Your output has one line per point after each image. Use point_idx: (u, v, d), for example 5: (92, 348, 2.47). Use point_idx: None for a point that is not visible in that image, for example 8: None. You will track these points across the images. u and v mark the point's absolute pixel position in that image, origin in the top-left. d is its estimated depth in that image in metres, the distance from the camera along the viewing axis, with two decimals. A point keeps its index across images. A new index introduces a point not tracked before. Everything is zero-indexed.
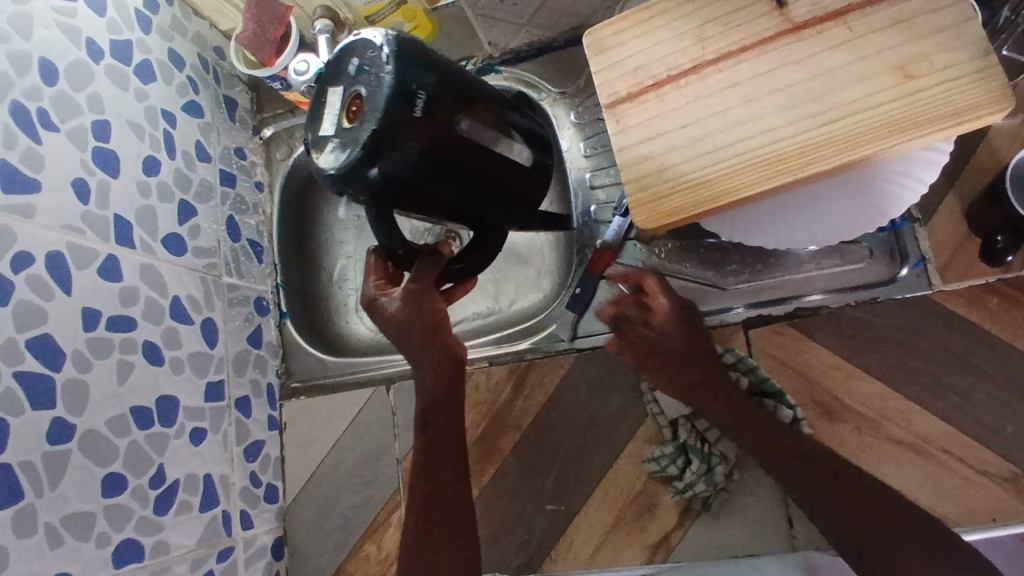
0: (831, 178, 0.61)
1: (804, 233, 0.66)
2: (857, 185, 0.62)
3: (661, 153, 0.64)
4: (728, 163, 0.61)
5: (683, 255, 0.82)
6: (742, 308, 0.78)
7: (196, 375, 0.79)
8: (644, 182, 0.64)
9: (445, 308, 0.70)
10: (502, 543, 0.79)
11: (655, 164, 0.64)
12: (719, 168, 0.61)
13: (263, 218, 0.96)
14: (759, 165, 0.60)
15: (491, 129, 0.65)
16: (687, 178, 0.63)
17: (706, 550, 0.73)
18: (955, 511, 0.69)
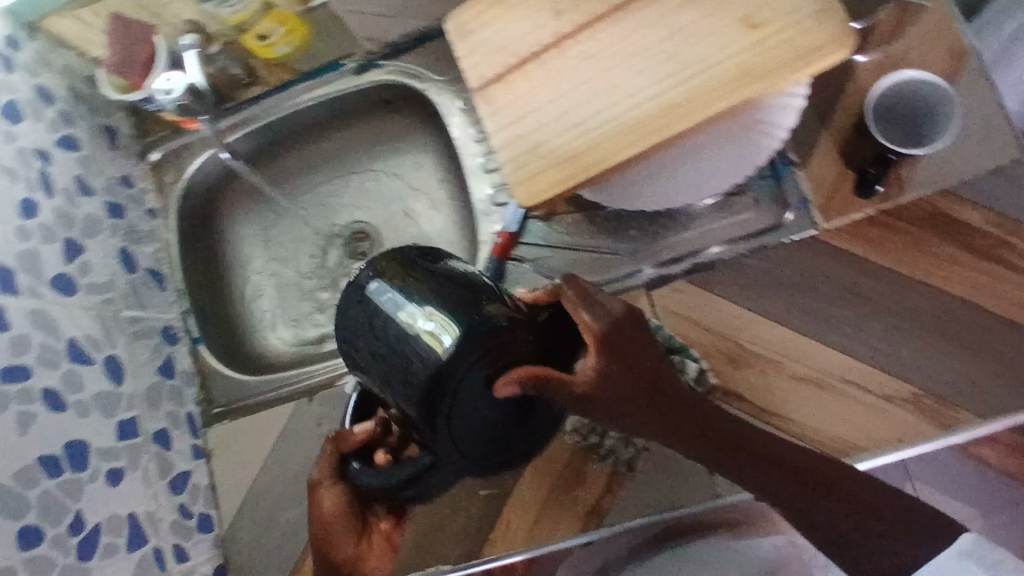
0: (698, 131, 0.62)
1: (685, 190, 0.67)
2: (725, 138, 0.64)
3: (534, 129, 0.64)
4: (598, 130, 0.62)
5: (584, 227, 0.84)
6: (650, 269, 0.81)
7: (105, 415, 0.77)
8: (521, 161, 0.64)
9: (330, 511, 0.63)
10: (443, 535, 0.79)
11: (529, 141, 0.64)
12: (590, 138, 0.62)
13: (161, 245, 0.94)
14: (627, 130, 0.61)
15: (435, 332, 0.49)
16: (562, 151, 0.63)
17: (637, 509, 0.75)
18: (863, 437, 0.72)
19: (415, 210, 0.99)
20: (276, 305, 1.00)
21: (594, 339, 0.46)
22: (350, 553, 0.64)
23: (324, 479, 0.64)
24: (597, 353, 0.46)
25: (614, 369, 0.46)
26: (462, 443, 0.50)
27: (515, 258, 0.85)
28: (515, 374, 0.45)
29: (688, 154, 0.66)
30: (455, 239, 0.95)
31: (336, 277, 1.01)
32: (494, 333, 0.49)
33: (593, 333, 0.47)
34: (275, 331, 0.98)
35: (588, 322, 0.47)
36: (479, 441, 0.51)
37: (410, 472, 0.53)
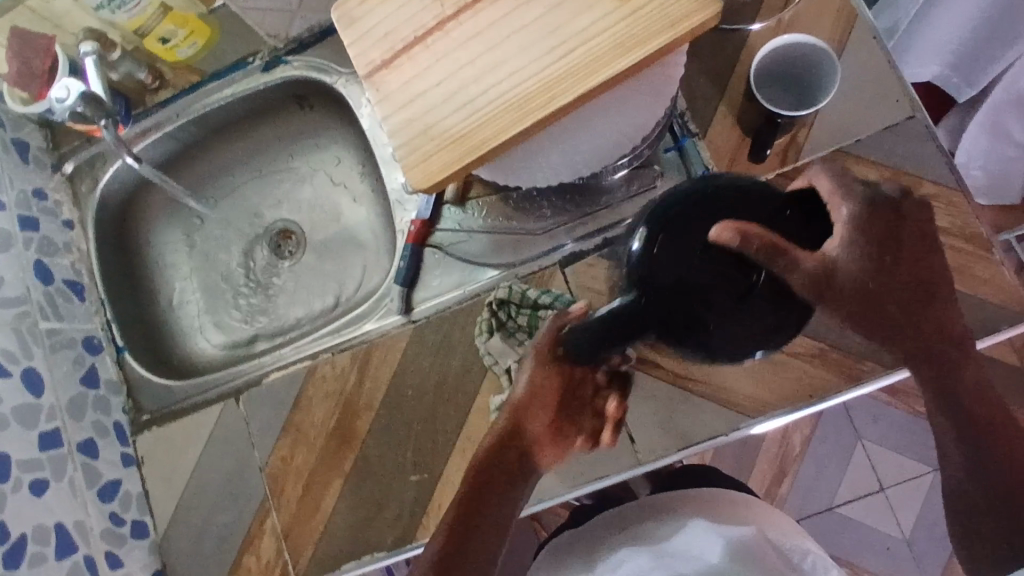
0: (582, 112, 0.65)
1: (570, 166, 0.71)
2: (608, 111, 0.66)
3: (423, 113, 0.65)
4: (483, 110, 0.63)
5: (498, 209, 0.85)
6: (570, 244, 0.82)
7: (24, 428, 0.76)
8: (414, 145, 0.65)
9: (548, 382, 0.63)
10: (376, 523, 0.80)
11: (419, 124, 0.65)
12: (476, 118, 0.63)
13: (78, 256, 0.93)
14: (513, 109, 0.62)
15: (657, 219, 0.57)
16: (452, 132, 0.63)
17: (561, 481, 0.77)
18: (775, 394, 0.75)
19: (338, 205, 1.00)
20: (202, 308, 0.99)
21: (859, 223, 0.57)
22: (539, 433, 0.64)
23: (550, 344, 0.62)
24: (871, 235, 0.57)
25: (847, 257, 0.56)
26: (721, 317, 0.56)
27: (432, 245, 0.86)
28: (759, 236, 0.52)
29: (579, 133, 0.67)
30: (377, 230, 0.96)
31: (262, 278, 1.01)
32: (737, 201, 0.57)
33: (870, 217, 0.57)
34: (205, 335, 0.98)
35: (845, 216, 0.57)
36: (744, 316, 0.56)
37: (609, 316, 0.55)
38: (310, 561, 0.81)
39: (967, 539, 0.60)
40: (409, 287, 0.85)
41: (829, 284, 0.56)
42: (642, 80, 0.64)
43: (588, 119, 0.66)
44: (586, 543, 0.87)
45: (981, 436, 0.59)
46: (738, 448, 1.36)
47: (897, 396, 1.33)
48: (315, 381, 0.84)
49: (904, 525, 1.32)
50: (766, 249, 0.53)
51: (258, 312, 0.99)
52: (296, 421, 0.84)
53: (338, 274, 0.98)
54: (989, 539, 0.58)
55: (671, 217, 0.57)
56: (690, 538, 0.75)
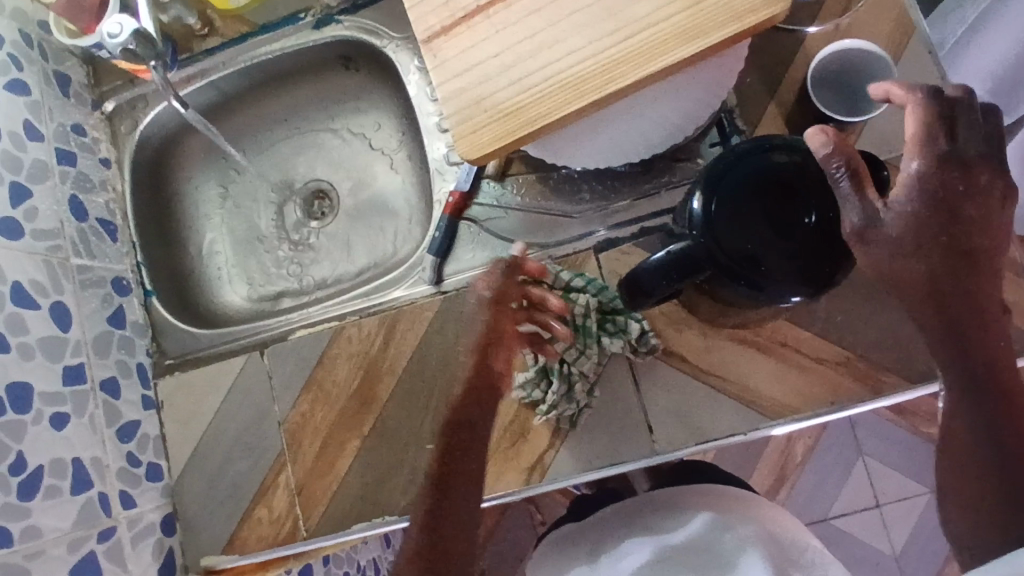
0: (636, 97, 0.64)
1: (617, 147, 0.70)
2: (660, 99, 0.66)
3: (477, 84, 0.64)
4: (538, 86, 0.62)
5: (537, 188, 0.84)
6: (605, 230, 0.81)
7: (50, 360, 0.77)
8: (465, 116, 0.65)
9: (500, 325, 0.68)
10: (389, 486, 0.81)
11: (473, 95, 0.64)
12: (531, 93, 0.63)
13: (114, 195, 0.93)
14: (569, 88, 0.62)
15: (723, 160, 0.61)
16: (505, 107, 0.64)
17: (577, 464, 0.78)
18: (799, 397, 0.75)
19: (374, 170, 1.00)
20: (232, 260, 1.00)
21: (924, 182, 0.52)
22: (500, 370, 0.68)
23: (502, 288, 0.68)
24: (937, 183, 0.52)
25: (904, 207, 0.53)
26: (771, 257, 0.58)
27: (468, 218, 0.86)
28: (841, 153, 0.54)
29: (627, 118, 0.68)
30: (412, 199, 0.96)
31: (292, 235, 1.01)
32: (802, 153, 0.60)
33: (941, 164, 0.52)
34: (232, 286, 0.99)
35: (913, 170, 0.53)
36: (793, 257, 0.58)
37: (669, 255, 0.60)
38: (320, 519, 0.81)
39: (955, 506, 0.53)
40: (441, 259, 0.85)
41: (876, 233, 0.53)
42: (699, 71, 0.64)
43: (640, 105, 0.66)
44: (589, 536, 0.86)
45: (984, 387, 0.52)
46: (740, 454, 1.37)
47: (903, 414, 1.34)
48: (340, 342, 0.85)
49: (896, 542, 1.33)
50: (843, 172, 0.54)
51: (286, 267, 0.99)
52: (318, 379, 0.84)
53: (369, 237, 0.98)
54: (980, 499, 0.51)
55: (738, 165, 0.60)
56: (693, 533, 0.77)
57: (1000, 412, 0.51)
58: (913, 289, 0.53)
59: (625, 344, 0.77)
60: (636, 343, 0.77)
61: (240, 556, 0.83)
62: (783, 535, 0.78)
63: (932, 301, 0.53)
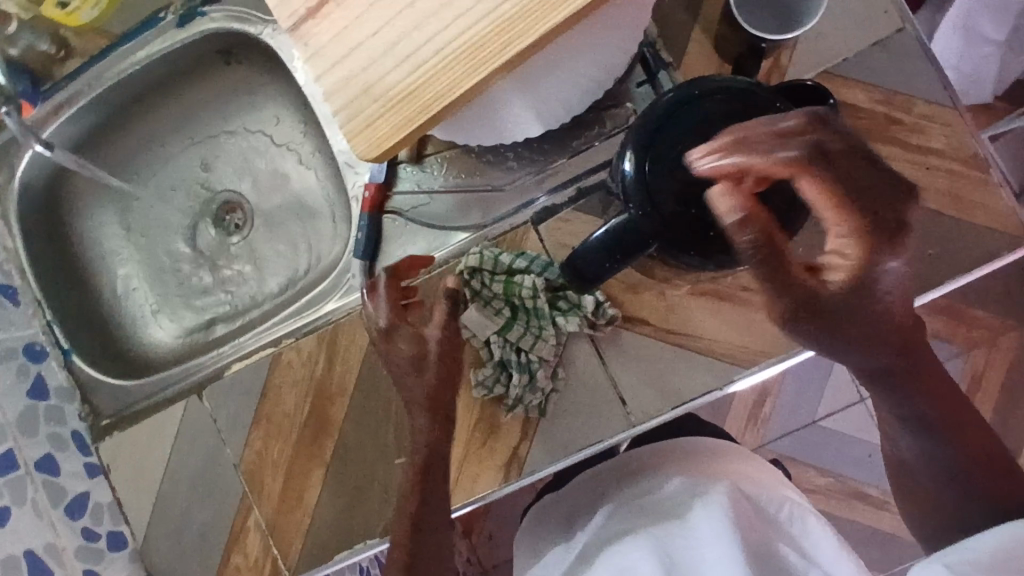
0: (544, 58, 0.56)
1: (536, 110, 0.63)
2: (573, 55, 0.57)
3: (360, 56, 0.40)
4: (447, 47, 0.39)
5: (460, 165, 0.77)
6: (541, 198, 0.74)
7: None
8: (348, 106, 0.41)
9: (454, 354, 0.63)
10: (363, 509, 0.76)
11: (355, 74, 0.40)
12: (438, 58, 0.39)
13: (6, 255, 0.85)
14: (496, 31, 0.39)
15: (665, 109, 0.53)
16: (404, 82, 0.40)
17: (555, 451, 0.73)
18: (775, 339, 0.70)
19: (284, 169, 0.91)
20: (152, 296, 0.92)
21: (875, 244, 0.44)
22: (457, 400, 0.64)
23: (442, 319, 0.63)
24: (877, 246, 0.44)
25: (853, 269, 0.45)
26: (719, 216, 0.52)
27: (391, 210, 0.78)
28: (756, 223, 0.43)
29: (540, 82, 0.59)
30: (331, 195, 0.88)
31: (210, 256, 0.93)
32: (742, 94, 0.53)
33: (869, 229, 0.43)
34: (158, 324, 0.91)
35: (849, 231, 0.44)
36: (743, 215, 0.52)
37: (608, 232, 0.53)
38: (300, 554, 0.77)
39: (917, 503, 0.52)
40: (371, 259, 0.78)
41: (815, 302, 0.45)
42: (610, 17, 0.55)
43: (552, 64, 0.57)
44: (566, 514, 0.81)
45: (912, 392, 0.49)
46: None
47: None
48: (282, 369, 0.79)
49: None
50: (755, 240, 0.43)
51: (213, 292, 0.92)
52: (267, 412, 0.78)
53: (293, 244, 0.90)
54: (940, 498, 0.49)
55: (676, 115, 0.53)
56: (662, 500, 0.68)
57: (939, 415, 0.49)
58: (861, 332, 0.47)
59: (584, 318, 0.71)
60: (594, 315, 0.71)
61: None
62: (760, 495, 0.68)
63: (866, 346, 0.47)
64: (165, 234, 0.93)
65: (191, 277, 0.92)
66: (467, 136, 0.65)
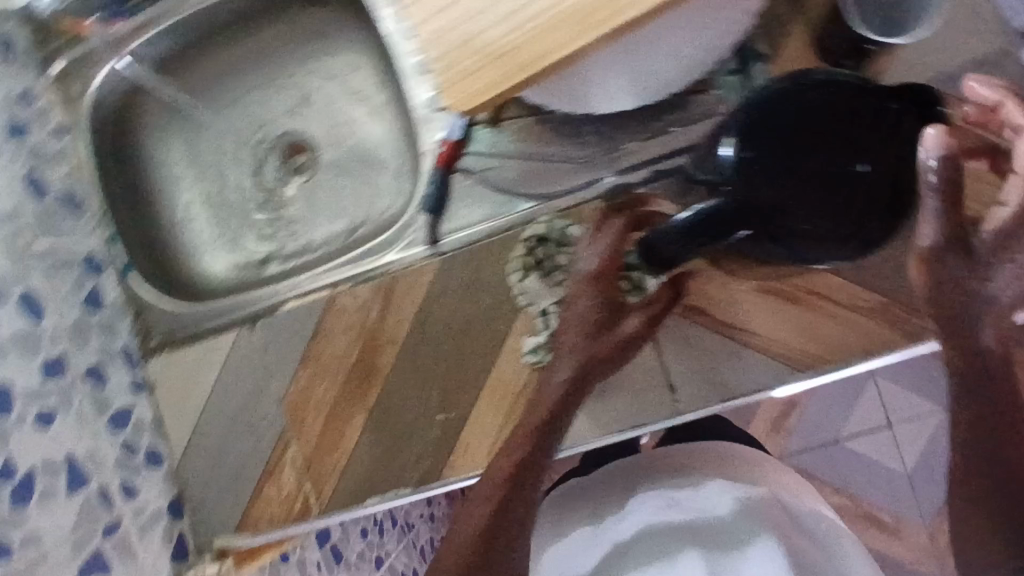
0: (649, 31, 0.55)
1: (630, 81, 0.62)
2: (679, 29, 0.56)
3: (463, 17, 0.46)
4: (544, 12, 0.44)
5: (537, 132, 0.76)
6: (611, 177, 0.74)
7: (28, 355, 0.71)
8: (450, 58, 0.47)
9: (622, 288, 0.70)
10: (399, 459, 0.78)
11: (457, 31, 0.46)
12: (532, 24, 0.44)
13: (75, 166, 0.85)
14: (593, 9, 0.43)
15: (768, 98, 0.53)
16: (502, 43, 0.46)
17: (596, 428, 0.74)
18: (833, 346, 0.70)
19: (355, 117, 0.91)
20: (209, 224, 0.92)
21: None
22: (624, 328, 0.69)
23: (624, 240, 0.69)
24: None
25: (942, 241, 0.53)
26: (804, 205, 0.51)
27: (461, 169, 0.77)
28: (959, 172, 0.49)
29: (637, 54, 0.58)
30: (399, 148, 0.88)
31: (271, 194, 0.93)
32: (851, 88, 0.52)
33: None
34: (212, 253, 0.91)
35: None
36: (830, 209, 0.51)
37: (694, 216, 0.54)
38: (332, 494, 0.79)
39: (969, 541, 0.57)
40: (436, 217, 0.77)
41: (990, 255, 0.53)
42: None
43: (656, 36, 0.56)
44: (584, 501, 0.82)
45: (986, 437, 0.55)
46: None
47: None
48: (334, 313, 0.80)
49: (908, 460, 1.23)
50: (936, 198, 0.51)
51: (270, 229, 0.92)
52: (315, 354, 0.80)
53: (355, 191, 0.90)
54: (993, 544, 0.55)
55: (779, 104, 0.52)
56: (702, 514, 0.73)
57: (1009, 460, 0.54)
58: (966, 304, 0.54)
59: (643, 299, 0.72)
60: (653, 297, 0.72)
61: (252, 535, 0.81)
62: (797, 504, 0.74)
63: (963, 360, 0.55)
64: (227, 166, 0.94)
65: (249, 210, 0.93)
66: (555, 97, 0.65)
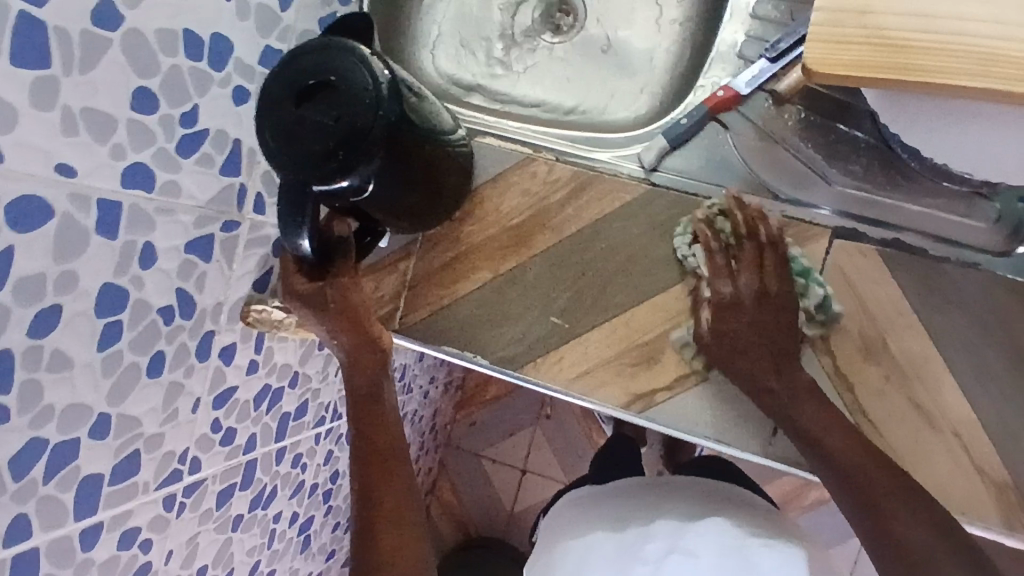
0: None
1: (952, 136, 0.58)
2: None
3: None
4: None
5: (809, 131, 0.75)
6: (829, 212, 0.73)
7: (259, 32, 0.71)
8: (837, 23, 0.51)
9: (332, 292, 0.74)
10: (495, 333, 0.78)
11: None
12: None
13: None
14: (994, 60, 0.48)
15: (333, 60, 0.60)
16: (892, 35, 0.50)
17: (684, 418, 0.73)
18: (933, 491, 0.68)
19: (636, 15, 0.88)
20: (446, 24, 0.91)
21: None
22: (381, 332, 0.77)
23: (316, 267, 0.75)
24: None
25: None
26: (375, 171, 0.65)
27: (721, 121, 0.77)
28: None
29: (974, 125, 0.55)
30: (659, 66, 0.86)
31: (515, 37, 0.91)
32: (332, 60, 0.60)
33: None
34: (432, 52, 0.91)
35: None
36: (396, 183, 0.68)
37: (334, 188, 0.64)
38: (417, 321, 0.80)
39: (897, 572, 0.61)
40: (669, 149, 0.77)
41: None
42: None
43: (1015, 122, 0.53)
44: (600, 513, 0.90)
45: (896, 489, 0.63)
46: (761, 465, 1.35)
47: None
48: (523, 171, 0.78)
49: None
50: None
51: (492, 64, 0.90)
52: (485, 197, 0.79)
53: (595, 78, 0.87)
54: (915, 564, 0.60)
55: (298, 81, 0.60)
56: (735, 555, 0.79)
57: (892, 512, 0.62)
58: None
59: (801, 310, 0.71)
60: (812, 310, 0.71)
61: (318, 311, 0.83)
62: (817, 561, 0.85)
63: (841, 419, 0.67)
64: None
65: (488, 36, 0.91)
66: (879, 102, 0.60)
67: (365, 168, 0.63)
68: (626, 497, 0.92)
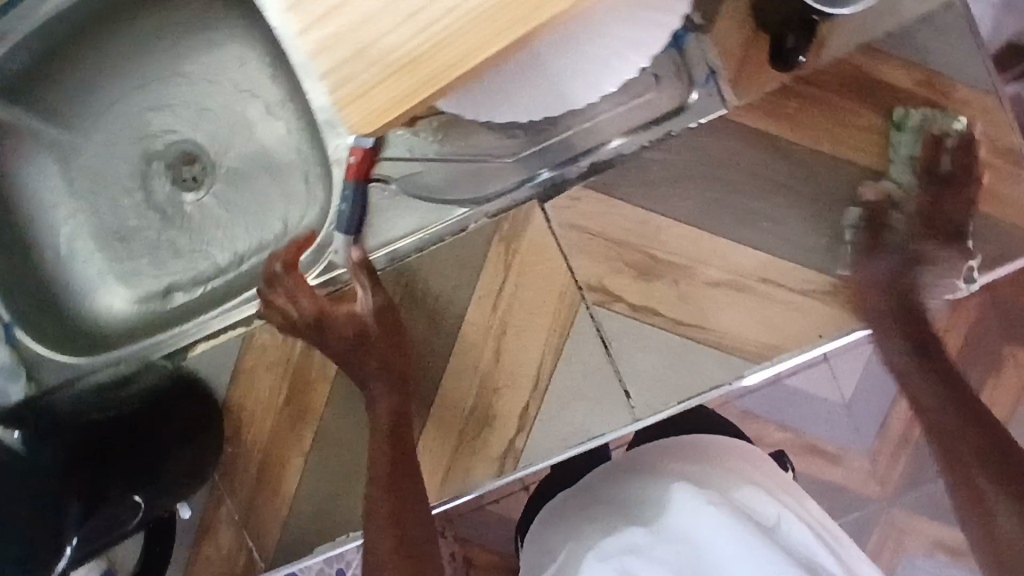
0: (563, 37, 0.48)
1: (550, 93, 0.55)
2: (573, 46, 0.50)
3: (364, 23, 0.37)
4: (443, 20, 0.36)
5: (453, 130, 0.66)
6: (547, 172, 0.67)
7: None
8: (339, 77, 0.38)
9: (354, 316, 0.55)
10: (343, 503, 0.71)
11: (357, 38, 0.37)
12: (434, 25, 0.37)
13: None
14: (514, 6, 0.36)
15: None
16: (402, 53, 0.37)
17: (553, 444, 0.69)
18: (781, 339, 0.69)
19: (249, 117, 0.81)
20: (101, 253, 0.82)
21: None
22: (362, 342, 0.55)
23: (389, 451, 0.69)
24: None
25: None
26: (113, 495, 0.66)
27: (377, 178, 0.67)
28: None
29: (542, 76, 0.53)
30: (301, 145, 0.78)
31: (167, 213, 0.82)
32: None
33: None
34: (109, 288, 0.81)
35: None
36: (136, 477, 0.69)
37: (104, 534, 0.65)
38: (275, 544, 0.73)
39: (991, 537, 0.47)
40: (358, 233, 0.67)
41: None
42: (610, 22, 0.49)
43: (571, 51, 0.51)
44: (589, 501, 0.60)
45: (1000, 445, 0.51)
46: None
47: None
48: (255, 351, 0.72)
49: None
50: None
51: (172, 250, 0.82)
52: (238, 398, 0.73)
53: (262, 199, 0.80)
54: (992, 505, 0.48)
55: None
56: None
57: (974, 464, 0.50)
58: None
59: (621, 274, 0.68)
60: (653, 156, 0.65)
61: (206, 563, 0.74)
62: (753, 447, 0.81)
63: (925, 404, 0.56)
64: (113, 182, 0.82)
65: (148, 230, 0.82)
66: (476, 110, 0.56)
67: (72, 521, 0.62)
68: (607, 476, 0.63)
